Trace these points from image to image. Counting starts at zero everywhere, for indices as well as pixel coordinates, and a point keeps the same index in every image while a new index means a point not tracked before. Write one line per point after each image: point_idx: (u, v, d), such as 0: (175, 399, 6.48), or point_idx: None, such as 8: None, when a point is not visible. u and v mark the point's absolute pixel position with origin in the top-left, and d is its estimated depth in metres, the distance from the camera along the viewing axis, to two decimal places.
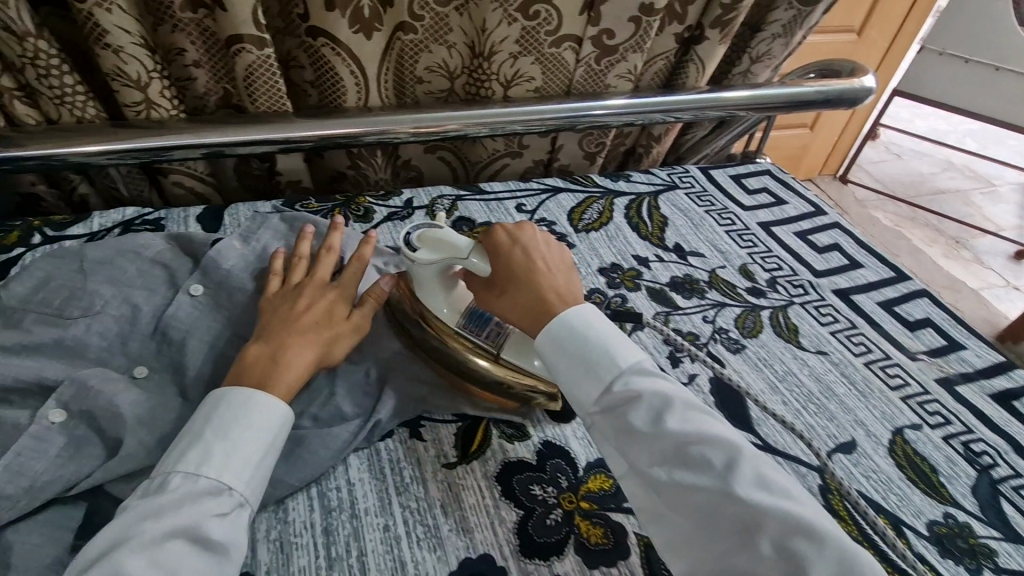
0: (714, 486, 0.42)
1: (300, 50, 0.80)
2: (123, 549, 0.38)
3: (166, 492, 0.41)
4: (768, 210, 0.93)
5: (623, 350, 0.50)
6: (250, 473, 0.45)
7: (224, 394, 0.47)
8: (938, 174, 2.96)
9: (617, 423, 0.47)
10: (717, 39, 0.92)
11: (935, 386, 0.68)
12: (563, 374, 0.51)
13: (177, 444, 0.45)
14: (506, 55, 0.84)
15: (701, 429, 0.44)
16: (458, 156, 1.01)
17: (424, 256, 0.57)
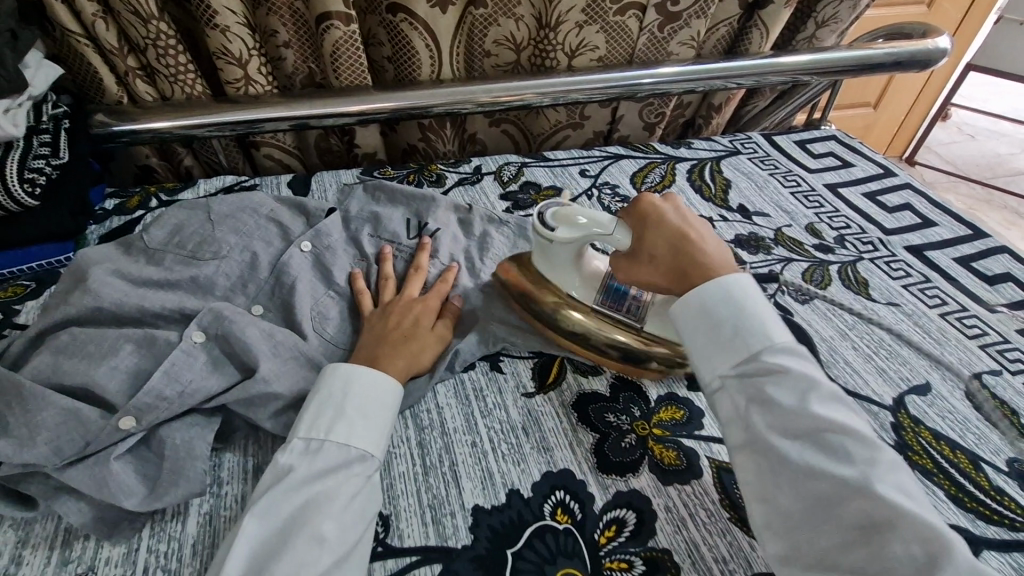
0: (853, 477, 0.41)
1: (380, 27, 0.86)
2: (316, 513, 0.43)
3: (325, 458, 0.47)
4: (835, 173, 0.93)
5: (774, 327, 0.49)
6: (383, 439, 0.51)
7: (353, 378, 0.52)
8: (1018, 155, 2.78)
9: (761, 397, 0.46)
10: (782, 3, 0.92)
11: (1017, 337, 0.66)
12: (702, 339, 0.50)
13: (318, 415, 0.50)
14: (572, 24, 0.88)
15: (845, 420, 0.43)
16: (521, 128, 1.06)
17: (563, 233, 0.59)
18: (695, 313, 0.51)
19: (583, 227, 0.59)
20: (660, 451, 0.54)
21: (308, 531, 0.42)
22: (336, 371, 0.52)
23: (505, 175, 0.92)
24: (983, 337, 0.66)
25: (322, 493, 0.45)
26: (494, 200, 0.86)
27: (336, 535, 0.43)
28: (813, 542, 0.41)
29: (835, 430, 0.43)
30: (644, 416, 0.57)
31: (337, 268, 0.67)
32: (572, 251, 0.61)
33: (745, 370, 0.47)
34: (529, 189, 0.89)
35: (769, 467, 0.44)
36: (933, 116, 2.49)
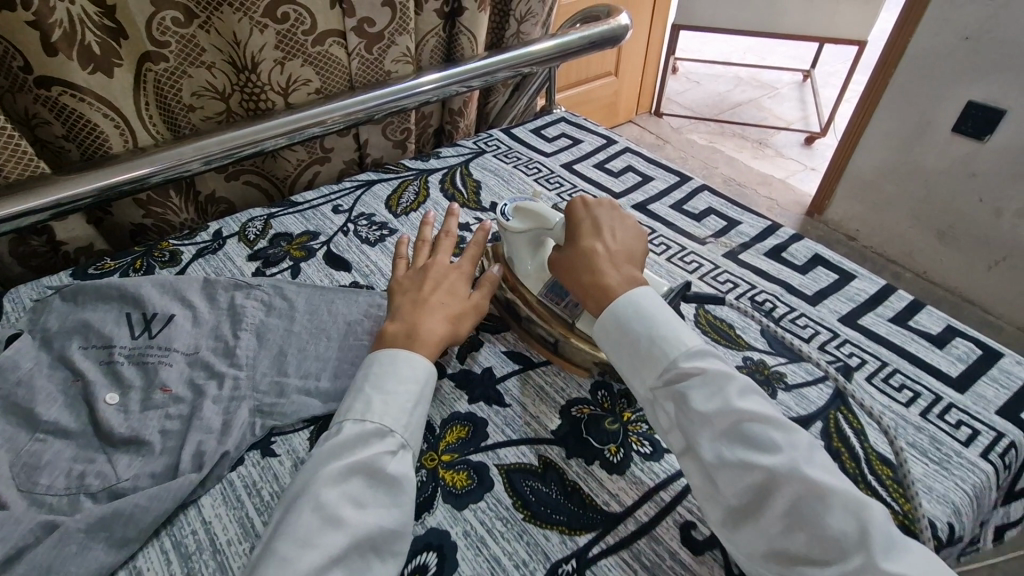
0: (779, 464, 0.42)
1: (38, 106, 0.72)
2: (317, 484, 0.44)
3: (343, 434, 0.48)
4: (568, 151, 1.02)
5: (682, 334, 0.51)
6: (408, 419, 0.51)
7: (377, 354, 0.54)
8: (733, 90, 3.35)
9: (682, 401, 0.48)
10: (475, 8, 0.97)
11: (722, 259, 0.79)
12: (620, 354, 0.53)
13: (348, 399, 0.52)
14: (270, 63, 0.82)
15: (761, 410, 0.45)
16: (264, 175, 0.99)
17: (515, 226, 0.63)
18: (609, 325, 0.53)
19: (531, 221, 0.63)
20: (450, 476, 0.54)
21: (309, 500, 0.43)
22: (370, 355, 0.55)
23: (251, 233, 0.84)
24: (700, 269, 0.77)
25: (331, 479, 0.45)
26: (242, 263, 0.79)
27: (352, 520, 0.43)
28: (763, 534, 0.43)
29: (757, 422, 0.44)
30: (431, 446, 0.57)
31: (41, 404, 0.56)
32: (529, 239, 0.65)
33: (666, 378, 0.49)
34: (280, 241, 0.83)
35: (705, 471, 0.46)
36: (662, 72, 2.90)
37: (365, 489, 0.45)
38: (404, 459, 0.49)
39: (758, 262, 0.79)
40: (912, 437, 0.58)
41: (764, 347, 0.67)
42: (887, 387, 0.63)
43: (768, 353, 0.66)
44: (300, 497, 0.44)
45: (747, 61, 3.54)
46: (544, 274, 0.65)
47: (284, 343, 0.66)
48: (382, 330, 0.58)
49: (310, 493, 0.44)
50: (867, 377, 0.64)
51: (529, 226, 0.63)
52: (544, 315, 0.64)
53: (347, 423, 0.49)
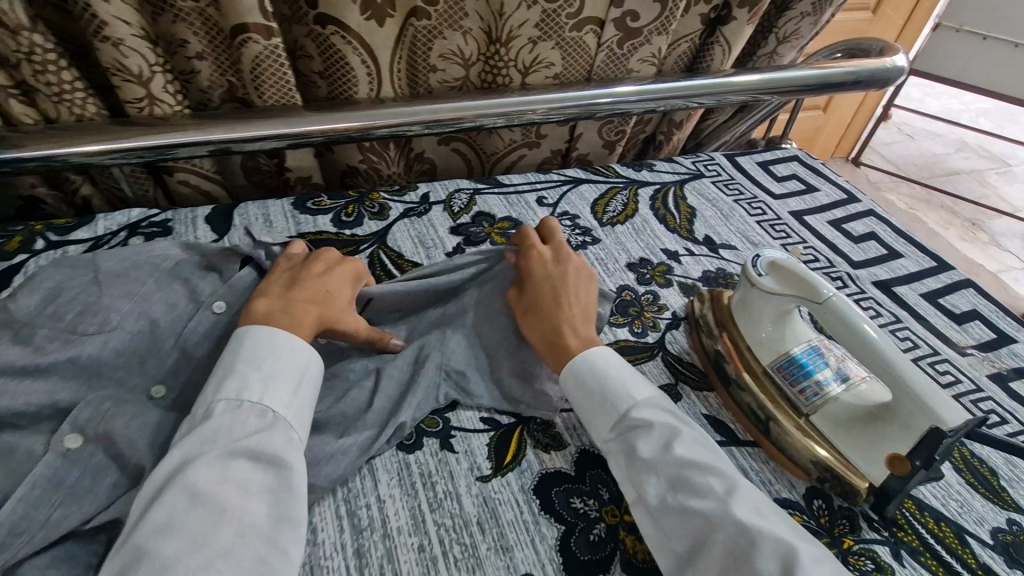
0: (714, 510, 0.44)
1: (308, 39, 0.75)
2: (191, 471, 0.40)
3: (211, 418, 0.44)
4: (799, 198, 0.89)
5: (638, 384, 0.53)
6: (292, 398, 0.48)
7: (250, 334, 0.50)
8: (953, 155, 2.88)
9: (632, 449, 0.49)
10: (745, 19, 0.87)
11: (987, 382, 0.64)
12: (582, 403, 0.54)
13: (213, 380, 0.47)
14: (525, 40, 0.80)
15: (704, 457, 0.47)
16: (472, 147, 0.97)
17: (770, 285, 0.55)
18: (575, 376, 0.54)
19: (796, 289, 0.53)
20: (632, 543, 0.49)
21: (180, 488, 0.39)
22: (234, 334, 0.50)
23: (456, 204, 0.84)
24: (956, 386, 0.63)
25: (207, 463, 0.41)
26: (443, 235, 0.79)
27: (235, 507, 0.40)
28: None
29: (697, 469, 0.46)
30: (614, 500, 0.51)
31: None
32: (778, 301, 0.56)
33: (620, 428, 0.51)
34: (481, 220, 0.81)
35: (646, 512, 0.47)
36: (876, 119, 2.55)
37: (249, 475, 0.42)
38: (291, 439, 0.45)
39: None
40: None
41: None
42: None
43: None
44: (169, 485, 0.40)
45: (980, 126, 3.03)
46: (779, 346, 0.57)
47: None
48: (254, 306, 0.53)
49: (182, 481, 0.40)
50: None
51: (786, 289, 0.54)
52: (765, 387, 0.56)
53: (217, 405, 0.45)
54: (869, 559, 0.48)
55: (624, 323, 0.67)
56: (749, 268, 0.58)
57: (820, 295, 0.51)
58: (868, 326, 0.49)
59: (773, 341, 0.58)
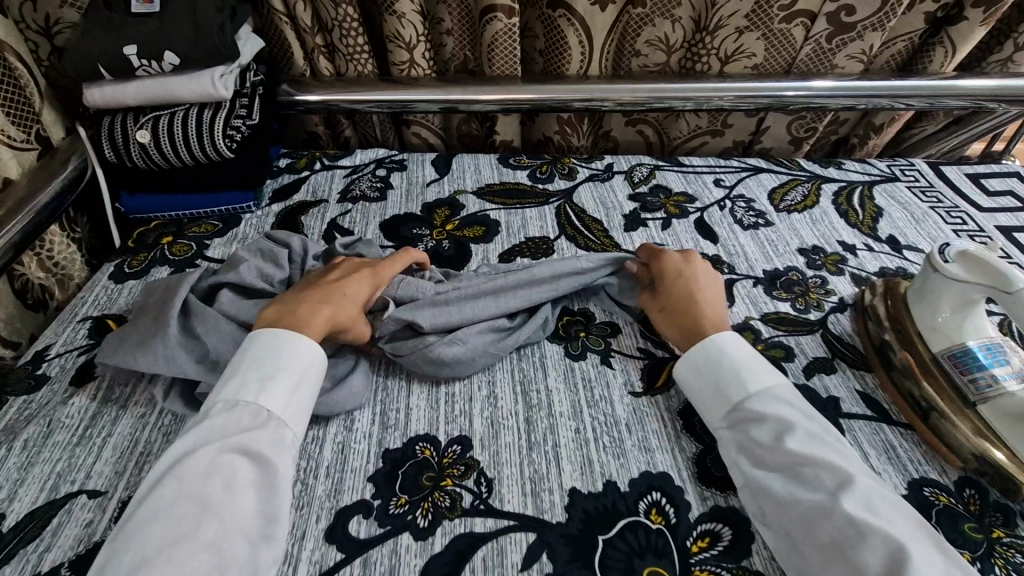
0: (823, 501, 0.45)
1: (537, 21, 0.89)
2: (182, 465, 0.45)
3: (213, 416, 0.49)
4: (1012, 214, 0.82)
5: (755, 375, 0.54)
6: (290, 403, 0.51)
7: (257, 336, 0.53)
8: None
9: (746, 436, 0.51)
10: (979, 20, 0.83)
11: None
12: (700, 388, 0.56)
13: (225, 376, 0.52)
14: (731, 29, 0.86)
15: (818, 452, 0.47)
16: (657, 131, 1.05)
17: (953, 271, 0.56)
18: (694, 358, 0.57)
19: (986, 278, 0.53)
20: None
21: (169, 480, 0.44)
22: (246, 338, 0.55)
23: (636, 175, 0.92)
24: None
25: (204, 452, 0.46)
26: (622, 199, 0.88)
27: (219, 506, 0.43)
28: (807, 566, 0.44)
29: (809, 463, 0.47)
30: None
31: None
32: (961, 290, 0.56)
33: (733, 419, 0.53)
34: (658, 192, 0.89)
35: (752, 495, 0.49)
36: None
37: (237, 467, 0.46)
38: (281, 441, 0.49)
39: None
40: None
41: None
42: None
43: None
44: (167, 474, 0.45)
45: None
46: (954, 336, 0.57)
47: None
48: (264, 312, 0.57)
49: (175, 473, 0.44)
50: None
51: (972, 277, 0.54)
52: (930, 375, 0.57)
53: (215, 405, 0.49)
54: (1019, 554, 0.47)
55: (786, 298, 0.70)
56: (933, 254, 0.58)
57: (1011, 284, 0.51)
58: None
59: (948, 331, 0.57)
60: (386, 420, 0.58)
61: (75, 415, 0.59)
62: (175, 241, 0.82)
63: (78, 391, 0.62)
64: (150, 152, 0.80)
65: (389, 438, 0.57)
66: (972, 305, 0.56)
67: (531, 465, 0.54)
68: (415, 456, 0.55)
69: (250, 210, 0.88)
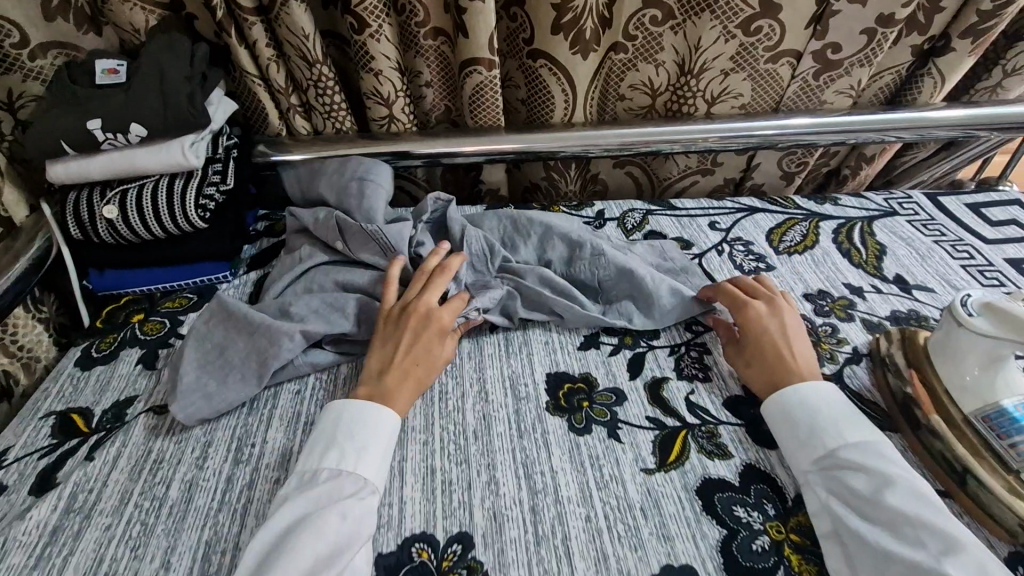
0: (926, 562, 0.43)
1: (518, 71, 0.87)
2: (291, 539, 0.46)
3: (315, 486, 0.51)
4: (1019, 245, 0.80)
5: (851, 427, 0.53)
6: (382, 468, 0.54)
7: (349, 407, 0.57)
8: None
9: (839, 485, 0.50)
10: (966, 51, 0.81)
11: None
12: (784, 437, 0.55)
13: (317, 449, 0.54)
14: (716, 72, 0.84)
15: (920, 511, 0.46)
16: (646, 172, 1.03)
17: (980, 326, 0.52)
18: (775, 410, 0.57)
19: (1015, 333, 0.50)
20: (798, 563, 0.48)
21: (285, 551, 0.45)
22: (332, 407, 0.57)
23: (629, 222, 0.89)
24: None
25: (317, 517, 0.48)
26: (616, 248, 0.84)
27: (331, 570, 0.45)
28: None
29: (911, 521, 0.45)
30: (780, 517, 0.52)
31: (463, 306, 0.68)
32: (991, 347, 0.52)
33: (823, 465, 0.52)
34: (653, 239, 0.85)
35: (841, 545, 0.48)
36: None
37: (346, 532, 0.48)
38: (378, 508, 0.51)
39: None
40: None
41: None
42: None
43: None
44: (278, 544, 0.47)
45: None
46: (983, 395, 0.53)
47: None
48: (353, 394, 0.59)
49: (283, 545, 0.46)
50: None
51: (1004, 333, 0.51)
52: (958, 434, 0.53)
53: (321, 472, 0.52)
54: None
55: None
56: (958, 307, 0.55)
57: None
58: None
59: (976, 389, 0.53)
60: (377, 517, 0.53)
61: (32, 531, 0.53)
62: (147, 318, 0.77)
63: (37, 502, 0.55)
64: (118, 228, 0.75)
65: (381, 541, 0.51)
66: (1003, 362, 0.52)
67: (542, 564, 0.49)
68: (411, 561, 0.50)
69: (227, 280, 0.83)
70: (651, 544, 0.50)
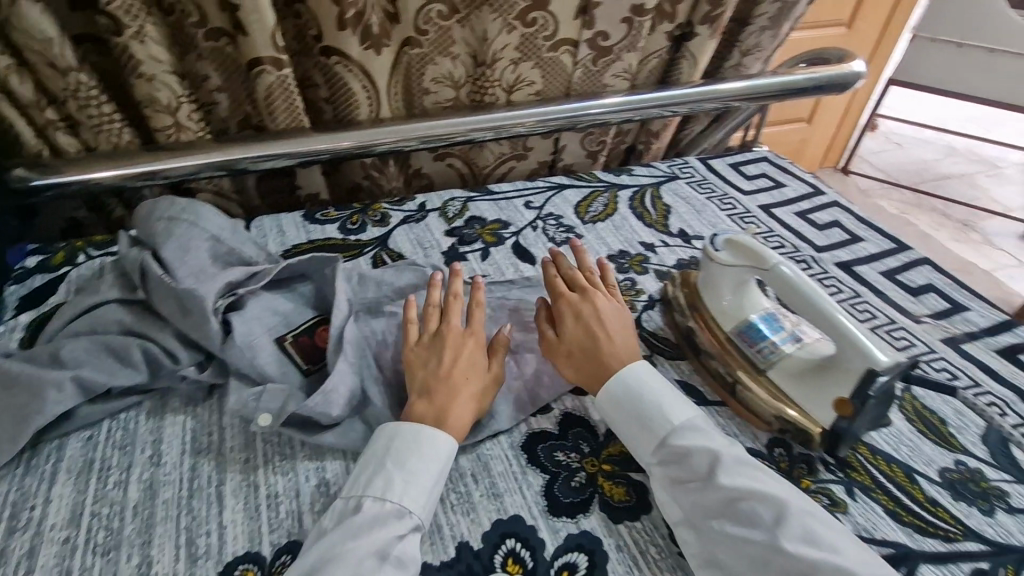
0: (765, 540, 0.44)
1: (315, 70, 0.85)
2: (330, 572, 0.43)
3: (360, 513, 0.47)
4: (768, 193, 0.97)
5: (678, 406, 0.55)
6: (424, 499, 0.50)
7: (398, 428, 0.53)
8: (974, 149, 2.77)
9: (681, 474, 0.50)
10: (707, 35, 0.96)
11: (940, 345, 0.69)
12: (626, 422, 0.56)
13: (365, 468, 0.51)
14: (507, 61, 0.90)
15: (748, 485, 0.47)
16: (466, 163, 1.06)
17: (727, 259, 0.62)
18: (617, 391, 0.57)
19: (748, 261, 0.60)
20: (610, 488, 0.54)
21: None
22: (383, 428, 0.53)
23: (450, 210, 0.92)
24: (910, 349, 0.68)
25: (349, 560, 0.43)
26: (439, 236, 0.86)
27: None
28: None
29: (745, 498, 0.47)
30: (593, 452, 0.57)
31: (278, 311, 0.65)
32: (737, 273, 0.63)
33: (663, 452, 0.52)
34: (474, 223, 0.89)
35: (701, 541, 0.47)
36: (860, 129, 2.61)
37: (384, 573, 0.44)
38: (415, 544, 0.47)
39: (987, 358, 0.68)
40: None
41: (984, 457, 0.57)
42: None
43: (988, 465, 0.57)
44: None
45: (980, 130, 2.82)
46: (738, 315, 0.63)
47: None
48: (409, 409, 0.54)
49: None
50: None
51: (742, 261, 0.61)
52: (730, 352, 0.62)
53: (365, 501, 0.48)
54: (824, 496, 0.54)
55: None
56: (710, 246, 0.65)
57: (767, 260, 0.58)
58: (808, 289, 0.55)
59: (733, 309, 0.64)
60: (194, 550, 0.49)
61: None
62: None
63: None
64: None
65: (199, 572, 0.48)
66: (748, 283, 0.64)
67: None
68: None
69: None
70: (481, 506, 0.52)
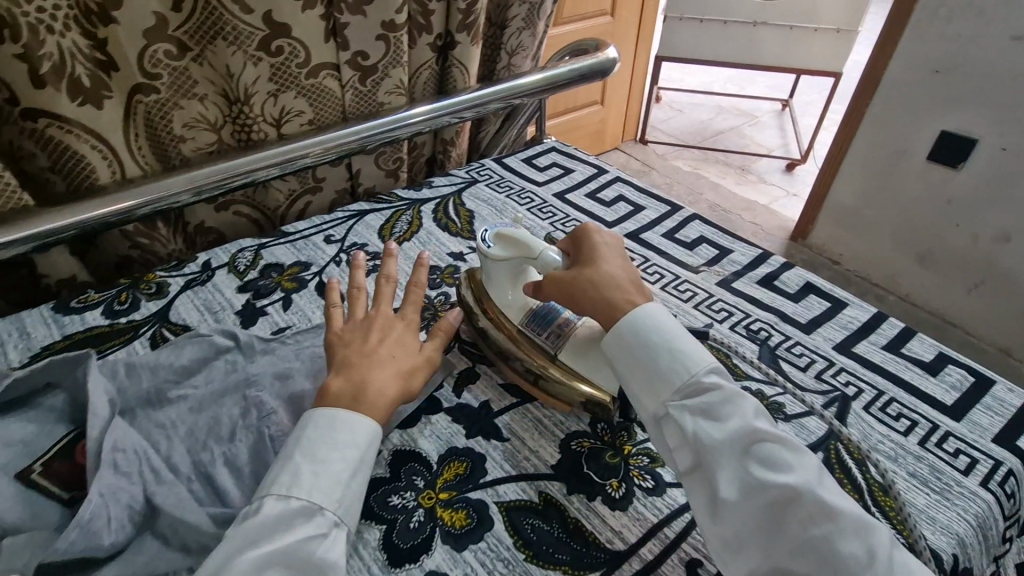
0: (798, 483, 0.44)
1: (23, 138, 0.71)
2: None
3: (256, 517, 0.45)
4: (560, 181, 1.03)
5: (698, 346, 0.52)
6: (338, 492, 0.48)
7: (317, 415, 0.51)
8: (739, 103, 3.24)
9: (705, 421, 0.48)
10: (468, 42, 0.98)
11: (716, 288, 0.79)
12: (631, 361, 0.52)
13: (274, 467, 0.49)
14: (264, 94, 0.84)
15: (778, 430, 0.47)
16: (254, 207, 0.98)
17: (499, 252, 0.63)
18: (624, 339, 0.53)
19: (518, 252, 0.63)
20: (450, 516, 0.53)
21: None
22: (320, 413, 0.51)
23: (240, 264, 0.83)
24: (694, 298, 0.77)
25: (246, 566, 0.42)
26: (231, 295, 0.78)
27: None
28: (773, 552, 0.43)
29: (774, 442, 0.46)
30: (429, 484, 0.55)
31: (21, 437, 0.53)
32: (510, 267, 0.64)
33: (682, 395, 0.50)
34: (270, 272, 0.82)
35: (715, 487, 0.46)
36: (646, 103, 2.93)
37: None
38: (335, 541, 0.46)
39: (751, 290, 0.79)
40: (912, 466, 0.57)
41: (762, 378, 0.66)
42: (885, 416, 0.62)
43: (766, 384, 0.65)
44: None
45: (740, 88, 3.32)
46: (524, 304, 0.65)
47: (273, 375, 0.64)
48: (325, 386, 0.54)
49: None
50: (864, 406, 0.63)
51: (513, 253, 0.63)
52: (525, 342, 0.63)
53: (267, 500, 0.46)
54: (646, 456, 0.59)
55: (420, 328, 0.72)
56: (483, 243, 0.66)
57: (535, 247, 0.61)
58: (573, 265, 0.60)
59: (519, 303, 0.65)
60: None
61: None
62: None
63: None
64: None
65: None
66: (521, 275, 0.65)
67: None
68: None
69: None
70: None
